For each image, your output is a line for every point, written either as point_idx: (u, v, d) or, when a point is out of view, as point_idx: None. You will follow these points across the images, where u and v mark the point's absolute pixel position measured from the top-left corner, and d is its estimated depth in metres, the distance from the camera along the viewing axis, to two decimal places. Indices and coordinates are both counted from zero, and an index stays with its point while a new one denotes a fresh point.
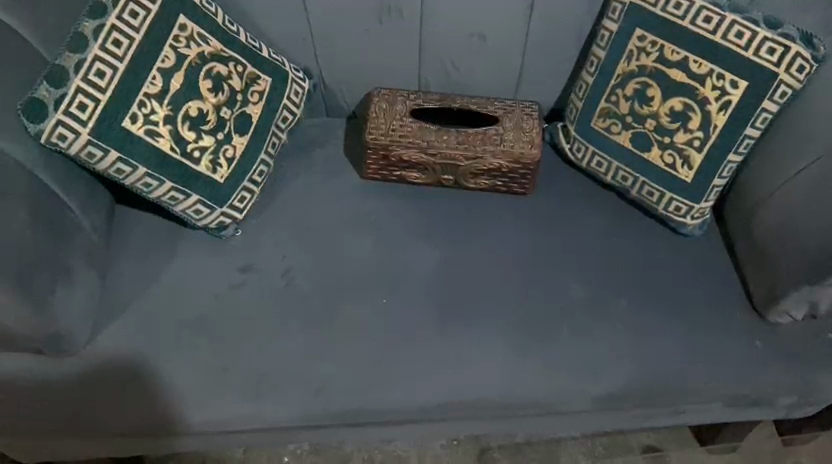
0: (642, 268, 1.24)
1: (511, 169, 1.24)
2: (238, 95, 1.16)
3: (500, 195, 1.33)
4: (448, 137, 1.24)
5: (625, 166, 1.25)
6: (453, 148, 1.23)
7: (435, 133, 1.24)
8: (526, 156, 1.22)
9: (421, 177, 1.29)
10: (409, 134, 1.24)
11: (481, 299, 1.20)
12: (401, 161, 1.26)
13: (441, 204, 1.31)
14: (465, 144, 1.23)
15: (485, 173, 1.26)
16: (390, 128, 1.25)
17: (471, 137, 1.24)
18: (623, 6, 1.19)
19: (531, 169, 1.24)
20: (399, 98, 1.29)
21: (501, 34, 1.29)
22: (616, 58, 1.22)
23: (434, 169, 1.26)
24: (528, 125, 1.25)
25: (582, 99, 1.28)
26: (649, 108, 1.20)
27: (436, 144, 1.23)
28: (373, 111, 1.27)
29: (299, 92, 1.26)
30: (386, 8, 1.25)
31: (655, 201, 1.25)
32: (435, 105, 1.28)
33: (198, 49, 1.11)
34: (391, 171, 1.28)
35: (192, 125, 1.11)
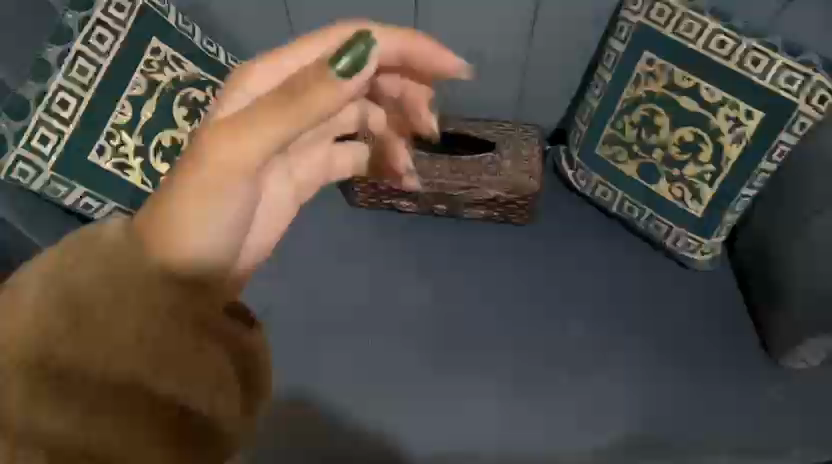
0: (648, 304, 1.17)
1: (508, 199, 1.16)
2: None
3: (497, 224, 1.25)
4: (441, 165, 1.17)
5: (632, 197, 1.17)
6: (446, 177, 1.15)
7: (427, 160, 1.17)
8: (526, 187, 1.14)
9: (414, 206, 1.21)
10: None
11: (474, 337, 1.13)
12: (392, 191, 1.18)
13: (436, 233, 1.24)
14: (458, 173, 1.16)
15: (481, 204, 1.18)
16: None
17: (466, 165, 1.17)
18: (630, 25, 1.10)
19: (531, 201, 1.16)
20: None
21: (501, 51, 1.21)
22: (624, 81, 1.14)
23: (427, 199, 1.18)
24: (527, 151, 1.17)
25: (587, 123, 1.20)
26: (657, 137, 1.12)
27: (427, 172, 1.16)
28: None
29: None
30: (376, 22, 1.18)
31: (663, 235, 1.17)
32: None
33: (172, 74, 1.04)
34: (380, 200, 1.21)
35: (165, 157, 1.04)
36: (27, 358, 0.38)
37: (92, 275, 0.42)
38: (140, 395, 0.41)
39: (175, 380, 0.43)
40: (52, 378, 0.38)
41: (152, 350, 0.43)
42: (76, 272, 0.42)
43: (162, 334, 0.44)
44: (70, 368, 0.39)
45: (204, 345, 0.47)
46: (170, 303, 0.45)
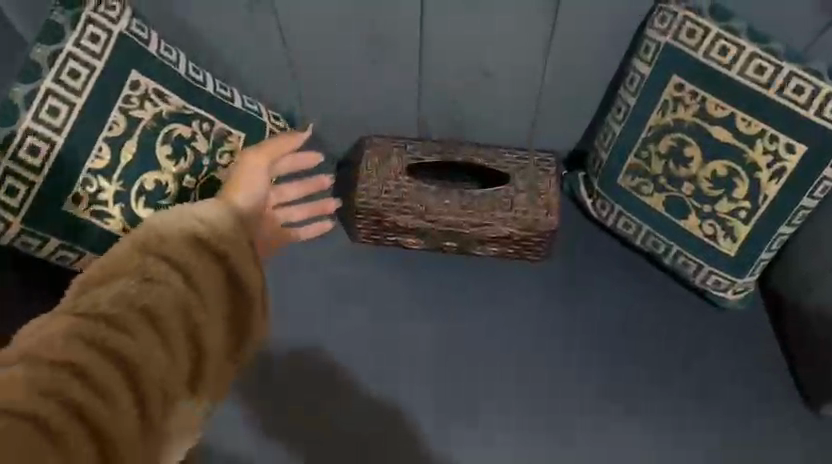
0: (677, 348, 1.07)
1: (523, 236, 1.06)
2: (206, 159, 0.99)
3: (513, 260, 1.14)
4: (451, 200, 1.07)
5: (658, 232, 1.08)
6: (456, 213, 1.06)
7: (434, 194, 1.08)
8: (540, 225, 1.05)
9: (421, 243, 1.12)
10: (405, 196, 1.08)
11: (481, 372, 1.04)
12: (397, 227, 1.09)
13: (447, 268, 1.13)
14: (470, 208, 1.07)
15: (495, 242, 1.09)
16: (384, 190, 1.08)
17: (478, 200, 1.07)
18: (658, 46, 1.01)
19: (548, 239, 1.06)
20: (395, 149, 1.12)
21: (514, 71, 1.10)
22: (650, 107, 1.04)
23: (435, 236, 1.09)
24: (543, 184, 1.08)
25: (607, 150, 1.10)
26: (686, 169, 1.02)
27: (436, 209, 1.07)
28: (366, 166, 1.11)
29: None
30: (377, 42, 1.07)
31: (693, 272, 1.08)
32: (435, 158, 1.12)
33: (153, 109, 0.94)
34: (385, 236, 1.11)
35: (149, 201, 0.95)
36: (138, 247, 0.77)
37: (159, 231, 0.79)
38: (165, 273, 0.76)
39: (209, 285, 0.80)
40: (168, 256, 0.77)
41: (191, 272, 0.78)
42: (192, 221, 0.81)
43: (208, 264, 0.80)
44: (167, 255, 0.77)
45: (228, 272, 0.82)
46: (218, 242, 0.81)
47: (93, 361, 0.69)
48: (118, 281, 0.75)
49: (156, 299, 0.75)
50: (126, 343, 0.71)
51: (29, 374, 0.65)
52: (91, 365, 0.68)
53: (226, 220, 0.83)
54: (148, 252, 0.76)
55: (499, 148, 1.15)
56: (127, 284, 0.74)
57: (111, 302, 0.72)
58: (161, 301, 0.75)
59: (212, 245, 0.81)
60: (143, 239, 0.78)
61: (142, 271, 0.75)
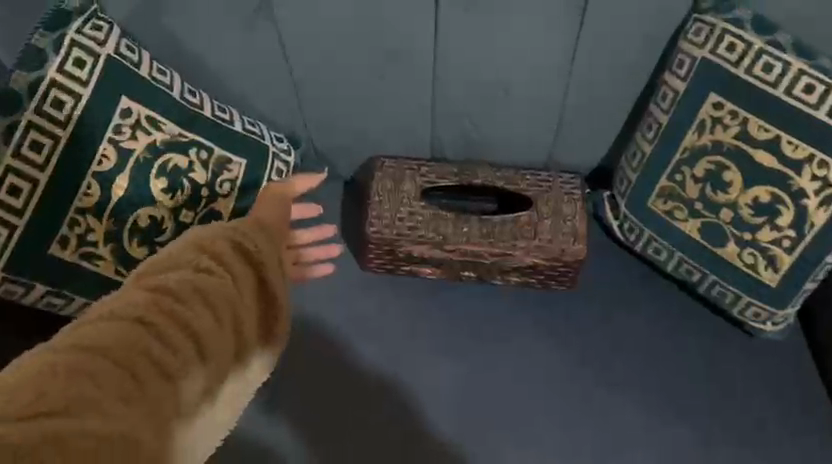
0: (715, 386, 0.98)
1: (548, 266, 0.99)
2: (204, 189, 0.91)
3: (535, 288, 1.05)
4: (470, 228, 1.00)
5: (692, 259, 1.01)
6: (475, 243, 0.99)
7: (452, 222, 1.00)
8: (567, 255, 0.97)
9: (437, 273, 1.04)
10: (420, 224, 1.00)
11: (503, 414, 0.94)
12: (411, 256, 1.01)
13: (466, 297, 1.04)
14: (490, 237, 0.99)
15: (517, 272, 1.01)
16: (397, 216, 1.01)
17: (499, 228, 1.00)
18: (693, 60, 0.94)
19: (575, 268, 0.99)
20: (408, 172, 1.04)
21: (535, 85, 1.03)
22: (685, 126, 0.96)
23: (453, 265, 1.01)
24: (569, 209, 1.00)
25: (636, 171, 1.02)
26: (724, 194, 0.95)
27: (454, 238, 0.99)
28: (377, 191, 1.03)
29: (285, 169, 0.99)
30: (390, 57, 1.00)
31: (729, 303, 1.01)
32: (452, 181, 1.04)
33: (145, 139, 0.86)
34: (399, 266, 1.03)
35: (143, 239, 0.87)
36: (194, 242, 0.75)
37: (212, 233, 0.77)
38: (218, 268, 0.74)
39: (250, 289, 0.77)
40: (226, 250, 0.75)
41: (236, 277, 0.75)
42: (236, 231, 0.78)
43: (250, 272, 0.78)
44: (222, 253, 0.75)
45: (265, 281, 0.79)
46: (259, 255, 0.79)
47: (163, 325, 0.67)
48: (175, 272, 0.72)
49: (216, 285, 0.73)
50: (194, 318, 0.70)
51: (112, 330, 0.64)
52: (167, 330, 0.67)
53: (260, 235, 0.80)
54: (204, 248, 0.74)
55: (519, 169, 1.07)
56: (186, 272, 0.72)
57: (181, 279, 0.71)
58: (220, 288, 0.73)
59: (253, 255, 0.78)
60: (199, 235, 0.75)
61: (201, 258, 0.73)
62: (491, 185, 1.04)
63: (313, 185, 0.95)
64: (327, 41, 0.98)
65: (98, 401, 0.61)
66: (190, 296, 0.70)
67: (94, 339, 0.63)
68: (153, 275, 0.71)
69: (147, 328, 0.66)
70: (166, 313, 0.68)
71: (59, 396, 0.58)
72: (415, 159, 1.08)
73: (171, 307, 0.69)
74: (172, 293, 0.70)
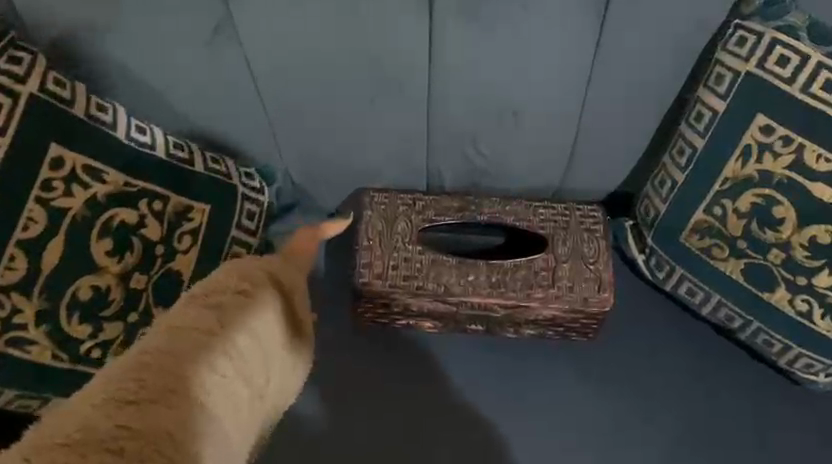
0: (754, 444, 0.86)
1: (565, 317, 0.86)
2: (159, 247, 0.76)
3: (550, 338, 0.92)
4: (477, 276, 0.86)
5: (734, 303, 0.87)
6: (483, 293, 0.85)
7: (455, 268, 0.86)
8: (590, 306, 0.84)
9: (440, 328, 0.91)
10: (419, 273, 0.86)
11: None
12: (407, 309, 0.87)
13: (470, 349, 0.91)
14: (501, 287, 0.85)
15: (534, 325, 0.89)
16: (391, 264, 0.86)
17: (510, 274, 0.86)
18: (733, 76, 0.80)
19: (597, 318, 0.86)
20: (401, 209, 0.90)
21: (546, 105, 0.88)
22: (723, 152, 0.82)
23: (457, 317, 0.88)
24: (591, 251, 0.87)
25: (665, 202, 0.88)
26: (774, 232, 0.81)
27: (458, 289, 0.85)
28: (365, 235, 0.88)
29: (257, 211, 0.84)
30: (377, 78, 0.85)
31: (775, 353, 0.87)
32: (452, 218, 0.90)
33: (82, 192, 0.71)
34: (394, 319, 0.90)
35: (86, 315, 0.72)
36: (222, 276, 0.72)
37: (241, 267, 0.75)
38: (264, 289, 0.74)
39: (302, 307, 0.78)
40: (259, 275, 0.74)
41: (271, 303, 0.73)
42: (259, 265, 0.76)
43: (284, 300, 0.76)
44: (258, 279, 0.74)
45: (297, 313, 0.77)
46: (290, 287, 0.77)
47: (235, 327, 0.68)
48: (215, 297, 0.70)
49: (259, 304, 0.72)
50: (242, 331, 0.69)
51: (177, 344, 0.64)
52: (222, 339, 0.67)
53: (282, 267, 0.78)
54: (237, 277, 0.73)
55: (529, 200, 0.93)
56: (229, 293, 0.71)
57: (229, 299, 0.70)
58: (264, 307, 0.72)
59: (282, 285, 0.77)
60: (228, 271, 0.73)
61: (241, 281, 0.72)
62: (499, 222, 0.90)
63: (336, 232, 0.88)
64: (305, 63, 0.83)
65: (192, 393, 0.62)
66: (252, 310, 0.71)
67: (185, 336, 0.65)
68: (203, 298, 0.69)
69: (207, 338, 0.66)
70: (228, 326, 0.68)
71: (154, 390, 0.61)
72: (407, 192, 0.93)
73: (241, 312, 0.70)
74: (220, 315, 0.68)
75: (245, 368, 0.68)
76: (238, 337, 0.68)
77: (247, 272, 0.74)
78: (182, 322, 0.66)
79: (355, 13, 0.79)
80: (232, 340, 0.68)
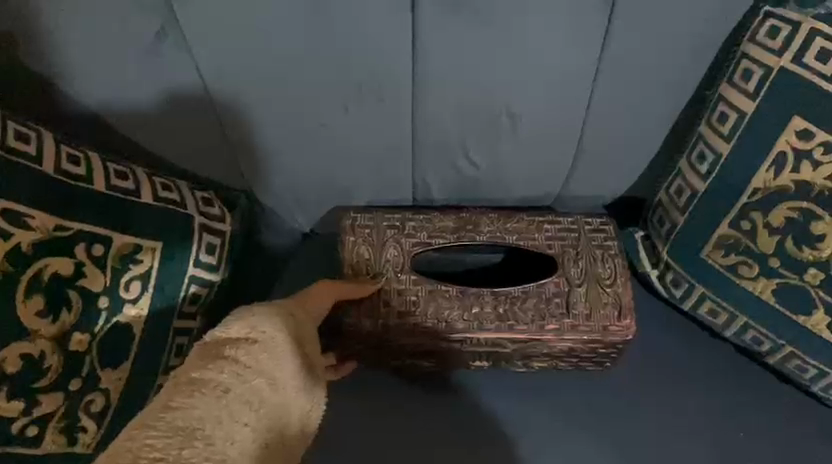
0: None
1: (583, 349, 0.77)
2: (102, 298, 0.65)
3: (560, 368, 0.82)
4: (482, 308, 0.76)
5: (764, 328, 0.76)
6: (490, 329, 0.75)
7: (458, 300, 0.77)
8: (612, 335, 0.75)
9: (439, 366, 0.81)
10: (415, 307, 0.76)
11: None
12: (404, 351, 0.78)
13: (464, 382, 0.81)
14: (509, 320, 0.76)
15: (545, 357, 0.79)
16: (383, 302, 0.76)
17: (519, 305, 0.76)
18: (764, 72, 0.71)
19: (617, 348, 0.77)
20: (390, 233, 0.80)
21: (548, 108, 0.77)
22: (752, 159, 0.73)
23: (462, 354, 0.78)
24: (607, 272, 0.78)
25: (685, 214, 0.78)
26: (811, 250, 0.71)
27: (461, 325, 0.75)
28: (350, 265, 0.79)
29: (225, 241, 0.73)
30: (351, 85, 0.73)
31: (810, 379, 0.77)
32: (449, 239, 0.80)
33: (3, 243, 0.60)
34: (387, 360, 0.80)
35: (16, 387, 0.61)
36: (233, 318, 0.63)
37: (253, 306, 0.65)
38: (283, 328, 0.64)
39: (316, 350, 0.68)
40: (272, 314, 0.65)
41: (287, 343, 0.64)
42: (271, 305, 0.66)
43: (303, 340, 0.67)
44: (270, 318, 0.64)
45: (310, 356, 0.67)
46: (304, 327, 0.68)
47: (250, 371, 0.60)
48: (228, 341, 0.61)
49: (275, 345, 0.62)
50: (257, 376, 0.60)
51: (192, 400, 0.56)
52: (236, 386, 0.58)
53: (291, 306, 0.69)
54: (247, 315, 0.64)
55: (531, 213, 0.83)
56: (239, 331, 0.62)
57: (243, 345, 0.61)
58: (278, 346, 0.63)
59: (298, 325, 0.67)
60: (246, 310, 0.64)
61: (252, 325, 0.63)
62: (501, 243, 0.80)
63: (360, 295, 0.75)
64: (267, 69, 0.71)
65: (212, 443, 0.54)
66: (273, 352, 0.62)
67: (204, 384, 0.57)
68: (219, 344, 0.61)
69: (220, 390, 0.57)
70: (249, 370, 0.60)
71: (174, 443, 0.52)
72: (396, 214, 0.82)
73: (262, 354, 0.61)
74: (240, 360, 0.60)
75: (263, 410, 0.59)
76: (260, 381, 0.60)
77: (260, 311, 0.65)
78: (201, 371, 0.58)
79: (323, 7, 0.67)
80: (254, 383, 0.59)
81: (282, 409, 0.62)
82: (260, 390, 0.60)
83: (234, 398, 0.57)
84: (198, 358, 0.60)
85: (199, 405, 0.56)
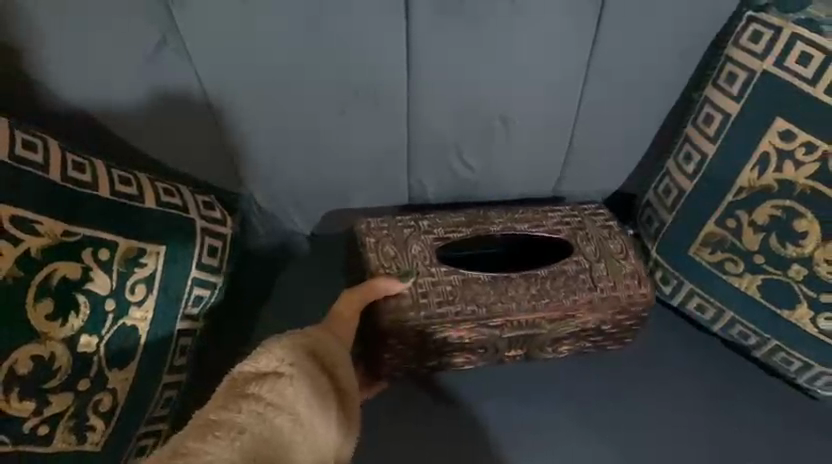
0: None
1: (614, 321, 0.81)
2: (109, 301, 0.67)
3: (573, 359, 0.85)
4: (516, 290, 0.78)
5: (747, 322, 0.79)
6: (528, 308, 0.77)
7: (491, 286, 0.78)
8: (634, 303, 0.80)
9: (476, 361, 0.82)
10: (454, 297, 0.77)
11: None
12: (443, 344, 0.78)
13: (478, 389, 0.82)
14: (544, 297, 0.78)
15: (574, 338, 0.81)
16: (419, 295, 0.77)
17: (550, 283, 0.79)
18: (749, 75, 0.73)
19: (640, 317, 0.81)
20: (407, 233, 0.81)
21: (541, 112, 0.80)
22: (738, 160, 0.75)
23: (498, 343, 0.80)
24: (618, 246, 0.82)
25: (673, 211, 0.81)
26: (795, 246, 0.73)
27: (500, 308, 0.77)
28: (378, 263, 0.79)
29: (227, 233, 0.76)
30: (351, 90, 0.76)
31: (795, 371, 0.80)
32: (466, 234, 0.82)
33: (12, 249, 0.61)
34: (423, 364, 0.80)
35: (27, 388, 0.63)
36: (263, 351, 0.66)
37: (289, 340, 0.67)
38: (311, 365, 0.65)
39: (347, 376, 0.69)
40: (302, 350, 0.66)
41: (312, 378, 0.64)
42: (308, 336, 0.69)
43: (337, 375, 0.68)
44: (301, 355, 0.65)
45: (343, 382, 0.69)
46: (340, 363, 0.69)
47: (271, 407, 0.61)
48: (255, 376, 0.63)
49: (301, 383, 0.63)
50: (278, 414, 0.61)
51: (204, 442, 0.57)
52: (253, 426, 0.59)
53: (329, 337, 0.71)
54: (279, 347, 0.66)
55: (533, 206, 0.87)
56: (268, 364, 0.64)
57: (268, 380, 0.63)
58: (306, 383, 0.63)
59: (330, 356, 0.69)
60: (280, 341, 0.67)
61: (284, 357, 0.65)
62: (513, 232, 0.83)
63: (374, 294, 0.75)
64: (268, 78, 0.74)
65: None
66: (300, 388, 0.63)
67: (219, 425, 0.59)
68: (245, 381, 0.63)
69: (235, 431, 0.58)
70: (269, 408, 0.61)
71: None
72: (406, 218, 0.84)
73: (286, 390, 0.62)
74: (262, 397, 0.61)
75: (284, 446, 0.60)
76: (280, 418, 0.60)
77: (290, 343, 0.66)
78: (220, 412, 0.60)
79: (320, 8, 0.69)
80: (274, 420, 0.60)
81: (310, 448, 0.62)
82: (282, 431, 0.60)
83: (247, 441, 0.58)
84: (224, 397, 0.62)
85: (212, 448, 0.57)
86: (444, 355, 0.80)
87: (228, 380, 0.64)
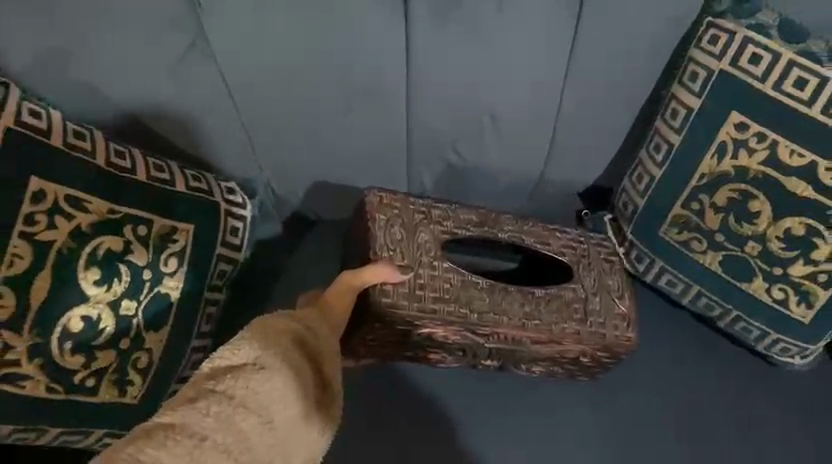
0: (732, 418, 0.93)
1: (594, 356, 0.90)
2: (146, 271, 0.76)
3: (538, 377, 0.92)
4: (511, 304, 0.87)
5: (713, 295, 0.89)
6: (518, 324, 0.86)
7: (487, 295, 0.87)
8: (616, 340, 0.89)
9: (450, 360, 0.91)
10: (448, 296, 0.86)
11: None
12: (432, 342, 0.87)
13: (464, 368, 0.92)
14: (534, 318, 0.87)
15: (543, 360, 0.90)
16: (416, 283, 0.85)
17: (544, 306, 0.88)
18: (707, 74, 0.82)
19: (619, 358, 0.91)
20: (418, 219, 0.89)
21: (526, 109, 0.89)
22: (700, 152, 0.84)
23: (479, 352, 0.89)
24: (615, 283, 0.92)
25: (642, 197, 0.89)
26: (751, 225, 0.84)
27: (490, 319, 0.86)
28: (385, 244, 0.86)
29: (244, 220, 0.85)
30: (356, 88, 0.85)
31: (753, 338, 0.91)
32: (473, 232, 0.91)
33: (66, 225, 0.71)
34: (402, 353, 0.89)
35: (78, 345, 0.72)
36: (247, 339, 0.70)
37: (272, 328, 0.72)
38: (286, 363, 0.70)
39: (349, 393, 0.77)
40: (282, 344, 0.71)
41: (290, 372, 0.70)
42: (296, 326, 0.73)
43: (320, 377, 0.74)
44: (281, 348, 0.70)
45: (327, 380, 0.75)
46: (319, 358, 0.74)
47: (241, 408, 0.65)
48: (231, 371, 0.68)
49: (277, 380, 0.68)
50: (247, 416, 0.65)
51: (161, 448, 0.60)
52: (216, 433, 0.63)
53: (327, 332, 0.77)
54: (262, 336, 0.71)
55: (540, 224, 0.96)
56: (247, 354, 0.69)
57: (242, 378, 0.67)
58: (282, 379, 0.69)
59: (310, 347, 0.74)
60: (261, 332, 0.71)
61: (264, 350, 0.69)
62: (520, 242, 0.92)
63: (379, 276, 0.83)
64: (282, 78, 0.83)
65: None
66: (272, 386, 0.68)
67: (184, 428, 0.62)
68: (216, 377, 0.67)
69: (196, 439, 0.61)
70: (236, 410, 0.65)
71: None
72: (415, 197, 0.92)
73: (257, 388, 0.67)
74: (233, 395, 0.66)
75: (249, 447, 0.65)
76: (244, 420, 0.65)
77: (270, 333, 0.71)
78: (188, 409, 0.63)
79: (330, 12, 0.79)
80: (240, 425, 0.65)
81: (277, 447, 0.67)
82: (246, 432, 0.65)
83: (209, 447, 0.62)
84: (190, 392, 0.65)
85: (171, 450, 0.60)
86: (421, 348, 0.89)
87: (202, 372, 0.68)
